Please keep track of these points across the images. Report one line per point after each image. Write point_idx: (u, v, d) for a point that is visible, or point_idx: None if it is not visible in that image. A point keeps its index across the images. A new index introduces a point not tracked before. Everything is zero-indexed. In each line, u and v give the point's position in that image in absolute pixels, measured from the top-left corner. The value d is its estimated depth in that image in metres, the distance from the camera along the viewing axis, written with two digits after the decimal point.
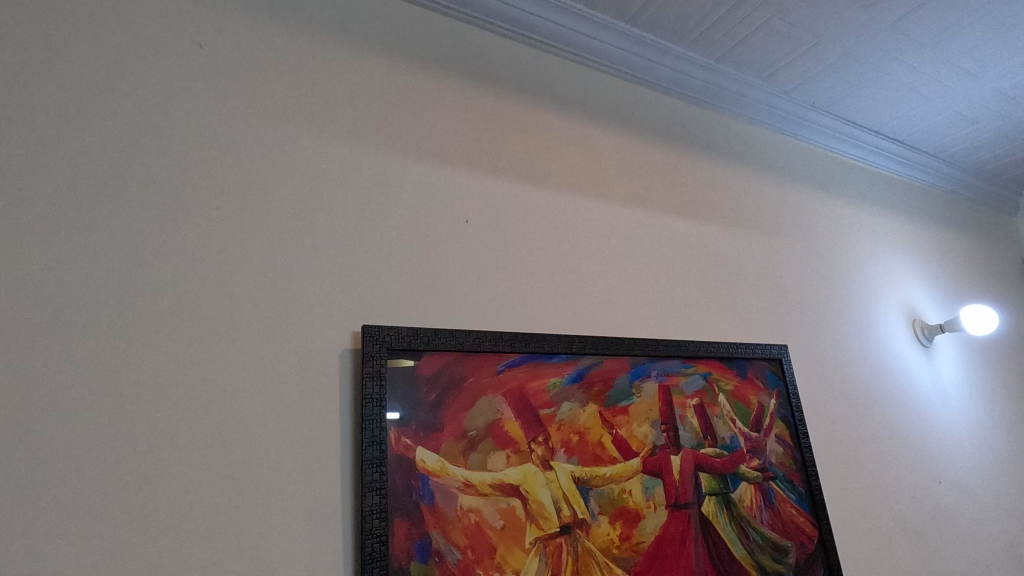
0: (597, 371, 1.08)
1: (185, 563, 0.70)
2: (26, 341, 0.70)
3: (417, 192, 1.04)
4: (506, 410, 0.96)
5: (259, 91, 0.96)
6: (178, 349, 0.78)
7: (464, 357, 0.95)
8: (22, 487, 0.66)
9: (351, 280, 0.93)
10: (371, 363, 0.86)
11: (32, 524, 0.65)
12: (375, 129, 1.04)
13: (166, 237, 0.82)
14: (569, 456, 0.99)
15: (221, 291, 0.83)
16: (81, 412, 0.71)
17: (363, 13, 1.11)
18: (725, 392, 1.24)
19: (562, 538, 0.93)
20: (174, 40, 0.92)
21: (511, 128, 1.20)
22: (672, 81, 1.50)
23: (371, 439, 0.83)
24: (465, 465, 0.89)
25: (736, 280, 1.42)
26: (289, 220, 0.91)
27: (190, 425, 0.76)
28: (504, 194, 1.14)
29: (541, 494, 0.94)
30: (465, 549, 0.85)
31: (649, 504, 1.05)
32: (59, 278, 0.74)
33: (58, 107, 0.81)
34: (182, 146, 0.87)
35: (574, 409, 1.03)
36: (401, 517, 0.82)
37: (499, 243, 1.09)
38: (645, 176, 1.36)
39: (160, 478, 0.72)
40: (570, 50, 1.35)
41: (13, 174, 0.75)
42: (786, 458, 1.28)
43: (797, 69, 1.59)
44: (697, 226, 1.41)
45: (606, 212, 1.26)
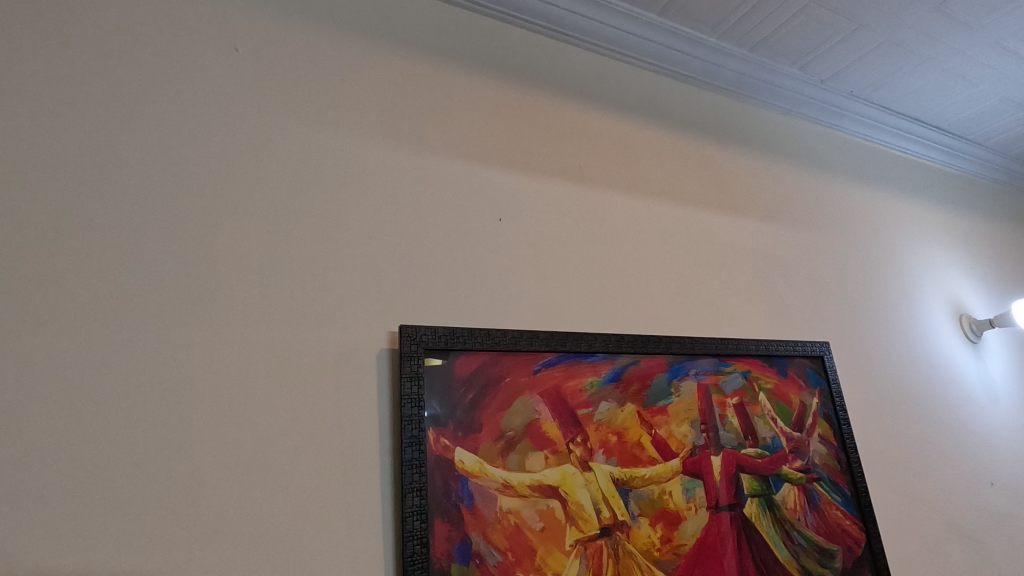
0: (634, 370, 1.06)
1: (230, 562, 0.71)
2: (75, 344, 0.72)
3: (451, 191, 1.03)
4: (544, 411, 0.94)
5: (293, 93, 0.96)
6: (221, 351, 0.79)
7: (500, 356, 0.94)
8: (74, 486, 0.67)
9: (387, 280, 0.93)
10: (409, 363, 0.86)
11: (83, 524, 0.66)
12: (408, 128, 1.04)
13: (206, 239, 0.83)
14: (608, 457, 0.97)
15: (261, 294, 0.84)
16: (129, 412, 0.72)
17: (393, 12, 1.11)
18: (766, 391, 1.21)
19: (602, 541, 0.92)
20: (212, 44, 0.93)
21: (541, 124, 1.19)
22: (704, 73, 1.46)
23: (410, 440, 0.82)
24: (503, 465, 0.88)
25: (775, 275, 1.38)
26: (326, 222, 0.91)
27: (233, 426, 0.76)
28: (537, 192, 1.12)
29: (581, 496, 0.92)
30: (505, 551, 0.84)
31: (690, 506, 1.02)
32: (107, 282, 0.76)
33: (101, 113, 0.82)
34: (220, 149, 0.88)
35: (612, 409, 1.01)
36: (441, 518, 0.81)
37: (533, 242, 1.08)
38: (678, 171, 1.33)
39: (204, 479, 0.73)
40: (599, 44, 1.32)
41: (61, 180, 0.77)
42: (830, 458, 1.24)
43: (835, 56, 1.53)
44: (734, 221, 1.37)
45: (639, 207, 1.24)
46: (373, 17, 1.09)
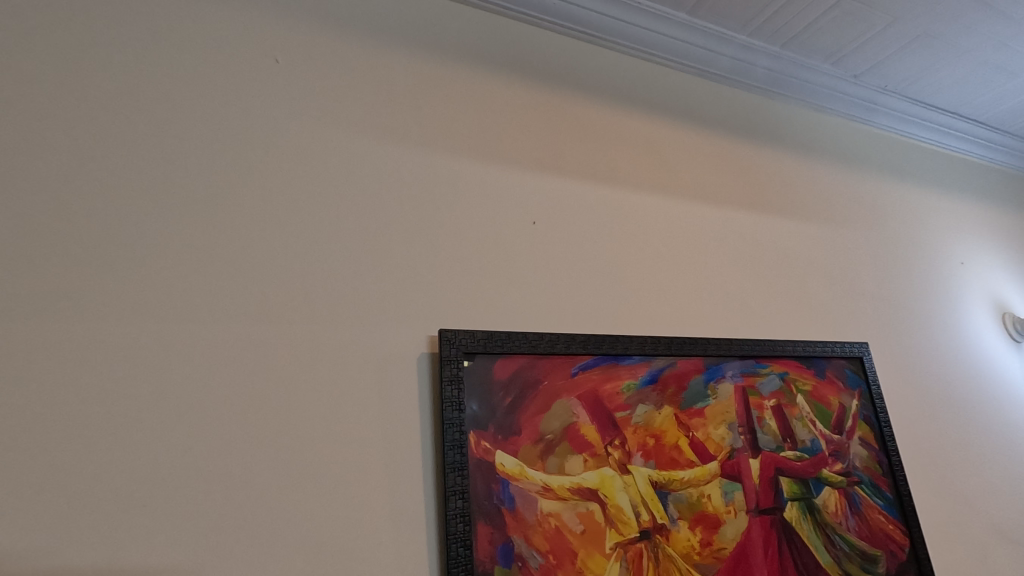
0: (671, 372, 1.05)
1: (280, 562, 0.73)
2: (132, 350, 0.75)
3: (486, 195, 1.04)
4: (582, 414, 0.95)
5: (331, 101, 0.98)
6: (267, 356, 0.81)
7: (538, 359, 0.95)
8: (133, 488, 0.70)
9: (424, 284, 0.94)
10: (449, 367, 0.87)
11: (142, 525, 0.69)
12: (443, 134, 1.05)
13: (251, 247, 0.85)
14: (646, 460, 0.97)
15: (304, 299, 0.85)
16: (183, 417, 0.74)
17: (426, 19, 1.12)
18: (804, 393, 1.19)
19: (642, 544, 0.92)
20: (253, 56, 0.95)
21: (572, 126, 1.19)
22: (735, 71, 1.45)
23: (452, 443, 0.83)
24: (543, 468, 0.88)
25: (810, 275, 1.36)
26: (365, 228, 0.93)
27: (280, 430, 0.78)
28: (570, 194, 1.12)
29: (620, 499, 0.92)
30: (547, 553, 0.84)
31: (729, 510, 1.01)
32: (160, 290, 0.78)
33: (150, 127, 0.85)
34: (263, 158, 0.90)
35: (650, 412, 1.01)
36: (483, 521, 0.82)
37: (568, 244, 1.08)
38: (710, 171, 1.32)
39: (254, 481, 0.75)
40: (629, 44, 1.31)
41: (115, 193, 0.80)
42: (871, 461, 1.21)
43: (870, 50, 1.50)
44: (768, 221, 1.35)
45: (671, 208, 1.23)
46: (405, 24, 1.10)
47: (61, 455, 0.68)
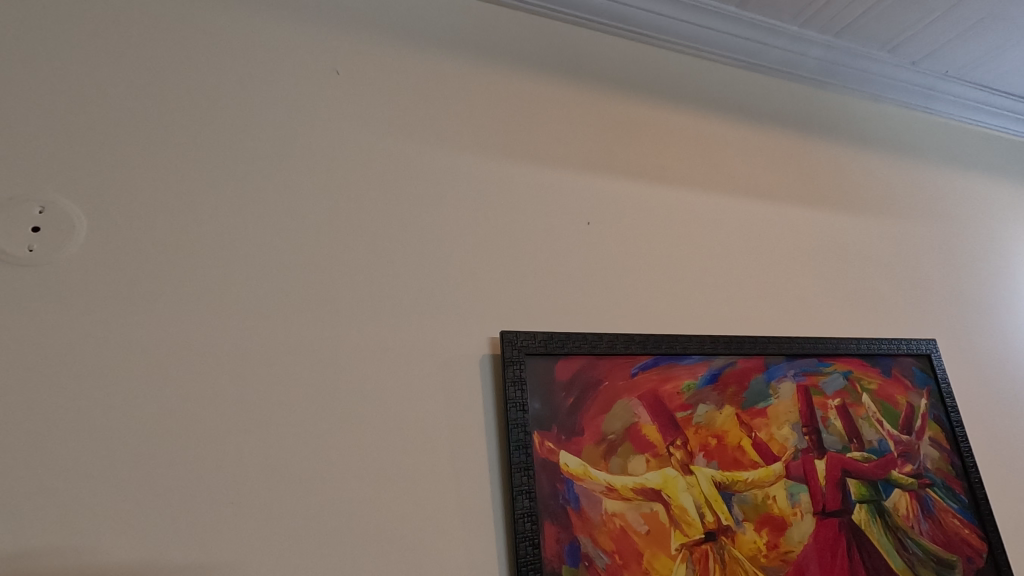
0: (731, 372, 1.04)
1: (356, 561, 0.75)
2: (211, 356, 0.78)
3: (540, 198, 1.05)
4: (643, 414, 0.94)
5: (388, 109, 1.00)
6: (337, 360, 0.83)
7: (597, 360, 0.95)
8: (217, 488, 0.73)
9: (483, 286, 0.95)
10: (512, 368, 0.88)
11: (227, 525, 0.72)
12: (497, 138, 1.06)
13: (318, 255, 0.87)
14: (709, 460, 0.96)
15: (369, 304, 0.87)
16: (261, 420, 0.77)
17: (477, 25, 1.13)
18: (870, 392, 1.15)
19: (707, 545, 0.91)
20: (314, 67, 0.98)
21: (622, 126, 1.18)
22: (787, 63, 1.41)
23: (517, 443, 0.84)
24: (606, 468, 0.88)
25: (871, 270, 1.31)
26: (425, 233, 0.94)
27: (351, 433, 0.80)
28: (623, 194, 1.12)
29: (684, 499, 0.92)
30: (613, 554, 0.84)
31: (796, 512, 0.99)
32: (236, 298, 0.81)
33: (221, 140, 0.88)
34: (327, 167, 0.92)
35: (711, 412, 0.99)
36: (549, 521, 0.83)
37: (622, 244, 1.08)
38: (763, 167, 1.29)
39: (329, 482, 0.77)
40: (678, 41, 1.30)
41: (192, 205, 0.83)
42: (944, 463, 1.17)
43: (930, 35, 1.45)
44: (825, 216, 1.32)
45: (725, 205, 1.21)
46: (457, 30, 1.11)
47: (152, 456, 0.72)
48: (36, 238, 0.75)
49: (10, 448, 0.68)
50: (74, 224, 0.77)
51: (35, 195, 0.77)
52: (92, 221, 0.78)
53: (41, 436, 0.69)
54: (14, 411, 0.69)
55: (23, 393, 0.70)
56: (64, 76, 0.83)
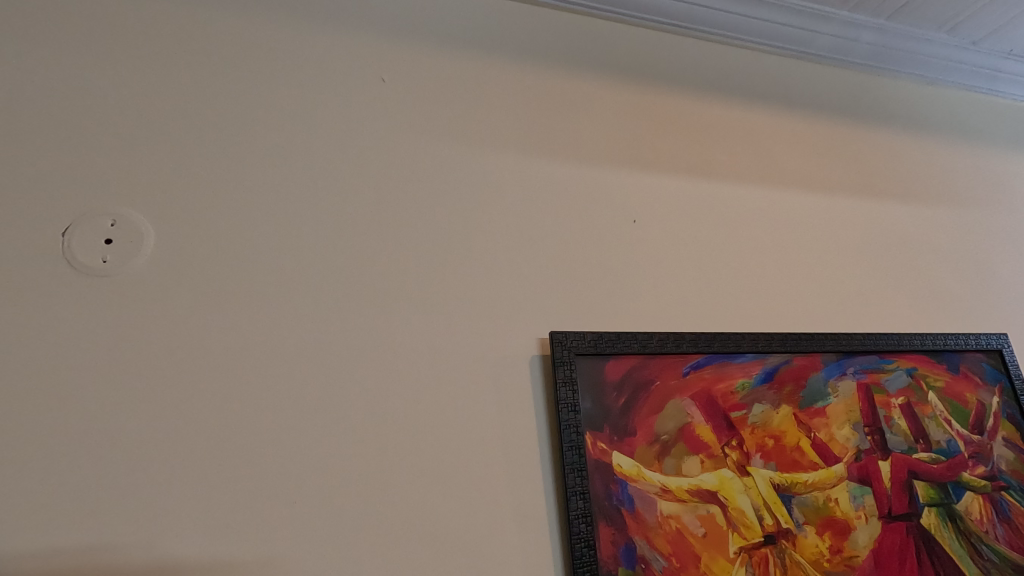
0: (787, 370, 1.01)
1: (415, 561, 0.76)
2: (270, 361, 0.80)
3: (585, 197, 1.04)
4: (696, 414, 0.92)
5: (433, 113, 1.01)
6: (389, 362, 0.84)
7: (648, 359, 0.93)
8: (281, 490, 0.75)
9: (530, 287, 0.95)
10: (562, 368, 0.87)
11: (290, 525, 0.74)
12: (540, 139, 1.06)
13: (368, 259, 0.89)
14: (767, 462, 0.93)
15: (419, 307, 0.88)
16: (319, 423, 0.79)
17: (517, 26, 1.13)
18: (936, 390, 1.10)
19: (767, 549, 0.88)
20: (360, 76, 0.99)
21: (666, 121, 1.16)
22: (837, 50, 1.36)
23: (570, 444, 0.84)
24: (660, 469, 0.87)
25: (933, 262, 1.25)
26: (472, 235, 0.95)
27: (405, 434, 0.81)
28: (669, 191, 1.10)
29: (741, 502, 0.89)
30: (669, 556, 0.83)
31: (860, 515, 0.95)
32: (292, 303, 0.84)
33: (275, 151, 0.91)
34: (375, 173, 0.94)
35: (767, 412, 0.97)
36: (604, 522, 0.82)
37: (669, 242, 1.06)
38: (814, 157, 1.25)
39: (385, 484, 0.78)
40: (721, 32, 1.27)
41: (249, 214, 0.86)
42: (1020, 465, 1.10)
43: (992, 14, 1.37)
44: (883, 207, 1.26)
45: (775, 199, 1.17)
46: (498, 31, 1.11)
47: (219, 458, 0.75)
48: (109, 250, 0.79)
49: (91, 450, 0.71)
50: (142, 235, 0.81)
51: (107, 209, 0.81)
52: (158, 232, 0.82)
53: (118, 438, 0.73)
54: (93, 415, 0.73)
55: (101, 398, 0.74)
56: (129, 94, 0.87)
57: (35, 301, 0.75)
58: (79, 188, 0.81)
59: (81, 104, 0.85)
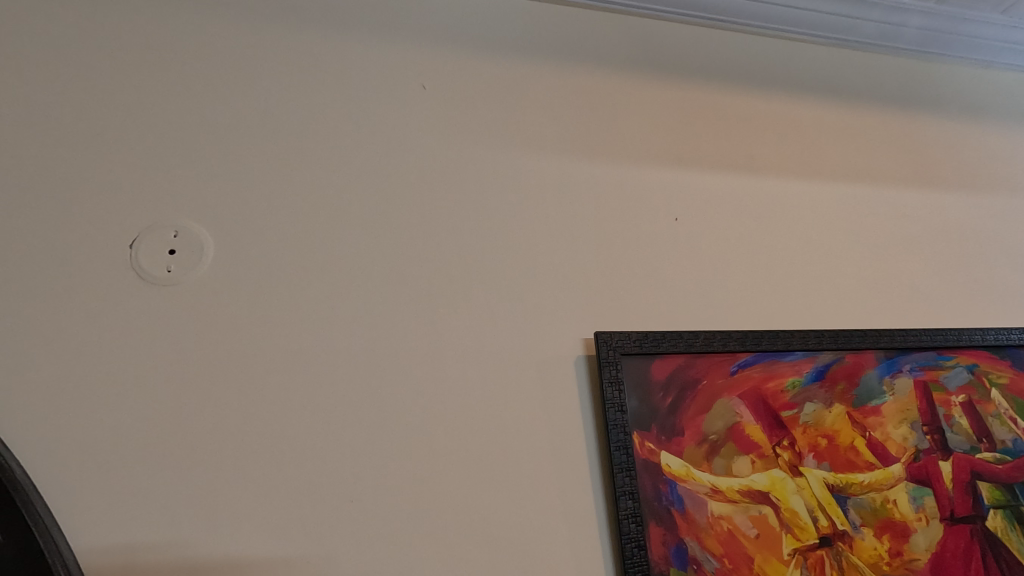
0: (839, 368, 0.98)
1: (468, 560, 0.77)
2: (324, 364, 0.83)
3: (626, 197, 1.04)
4: (745, 413, 0.91)
5: (473, 118, 1.02)
6: (437, 364, 0.86)
7: (695, 358, 0.92)
8: (337, 489, 0.77)
9: (574, 287, 0.95)
10: (608, 368, 0.87)
11: (348, 524, 0.76)
12: (579, 139, 1.06)
13: (414, 264, 0.91)
14: (820, 462, 0.91)
15: (465, 310, 0.90)
16: (371, 424, 0.81)
17: (553, 27, 1.13)
18: (1000, 387, 1.05)
19: (823, 551, 0.86)
20: (402, 84, 1.01)
21: (707, 117, 1.15)
22: (884, 36, 1.31)
23: (618, 444, 0.84)
24: (710, 470, 0.86)
25: (993, 253, 1.20)
26: (514, 238, 0.96)
27: (454, 436, 0.83)
28: (711, 188, 1.09)
29: (794, 502, 0.88)
30: (722, 558, 0.82)
31: (920, 517, 0.92)
32: (343, 309, 0.86)
33: (322, 160, 0.94)
34: (419, 179, 0.96)
35: (819, 410, 0.94)
36: (654, 523, 0.81)
37: (713, 240, 1.04)
38: (863, 149, 1.21)
39: (436, 483, 0.80)
40: (761, 24, 1.24)
41: (300, 223, 0.89)
42: None
43: None
44: (936, 198, 1.22)
45: (821, 193, 1.15)
46: (536, 34, 1.12)
47: (278, 459, 0.77)
48: (173, 261, 0.83)
49: (162, 451, 0.75)
50: (203, 246, 0.85)
51: (170, 221, 0.85)
52: (217, 242, 0.86)
53: (184, 439, 0.76)
54: (161, 416, 0.77)
55: (168, 400, 0.77)
56: (186, 112, 0.91)
57: (109, 311, 0.80)
58: (145, 203, 0.86)
59: (144, 124, 0.89)
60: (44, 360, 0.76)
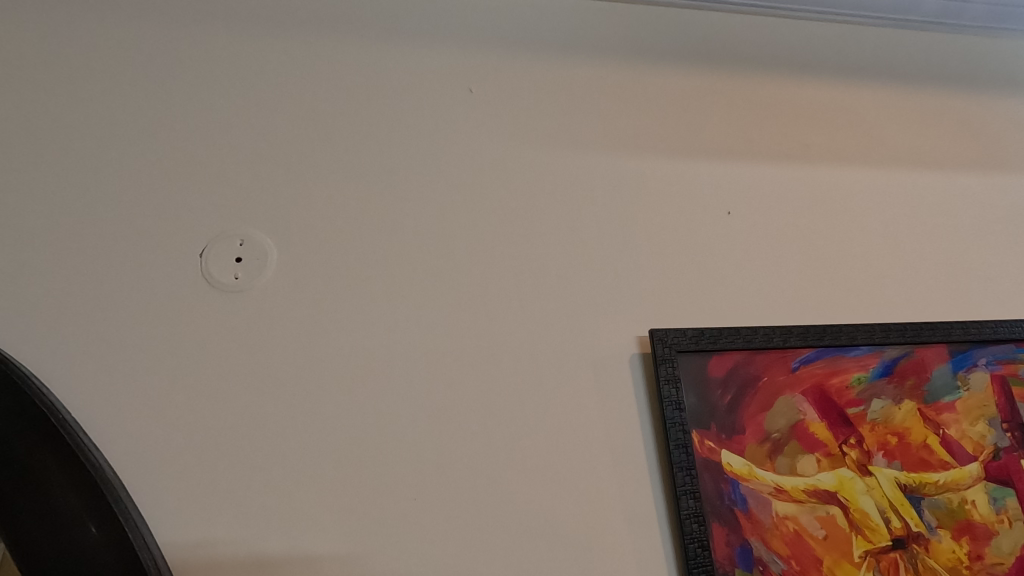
0: (908, 362, 0.94)
1: (529, 559, 0.78)
2: (383, 365, 0.85)
3: (677, 192, 1.02)
4: (809, 410, 0.88)
5: (520, 119, 1.03)
6: (492, 364, 0.87)
7: (754, 354, 0.90)
8: (399, 488, 0.79)
9: (626, 284, 0.94)
10: (664, 366, 0.86)
11: (411, 522, 0.77)
12: (628, 136, 1.05)
13: (467, 265, 0.92)
14: (890, 460, 0.88)
15: (518, 311, 0.90)
16: (430, 425, 0.82)
17: (597, 24, 1.13)
18: None
19: (897, 553, 0.83)
20: (449, 89, 1.03)
21: (757, 106, 1.12)
22: (946, 13, 1.25)
23: (677, 442, 0.82)
24: (773, 468, 0.84)
25: None
26: (565, 237, 0.96)
27: (511, 435, 0.83)
28: (765, 180, 1.06)
29: (864, 503, 0.84)
30: (788, 559, 0.80)
31: (1002, 519, 0.87)
32: (400, 311, 0.88)
33: (375, 167, 0.96)
34: (469, 182, 0.97)
35: (888, 407, 0.91)
36: (717, 523, 0.80)
37: (768, 233, 1.02)
38: (925, 132, 1.16)
39: (496, 483, 0.81)
40: (812, 8, 1.20)
41: (356, 228, 0.92)
42: None
43: None
44: (1009, 182, 1.15)
45: (882, 182, 1.10)
46: (581, 31, 1.11)
47: (342, 459, 0.80)
48: (240, 268, 0.87)
49: (235, 451, 0.78)
50: (267, 253, 0.88)
51: (235, 231, 0.89)
52: (279, 249, 0.89)
53: (254, 439, 0.79)
54: (233, 417, 0.80)
55: (239, 401, 0.81)
56: (248, 126, 0.96)
57: (183, 318, 0.84)
58: (212, 214, 0.90)
59: (210, 139, 0.94)
60: (124, 363, 0.81)
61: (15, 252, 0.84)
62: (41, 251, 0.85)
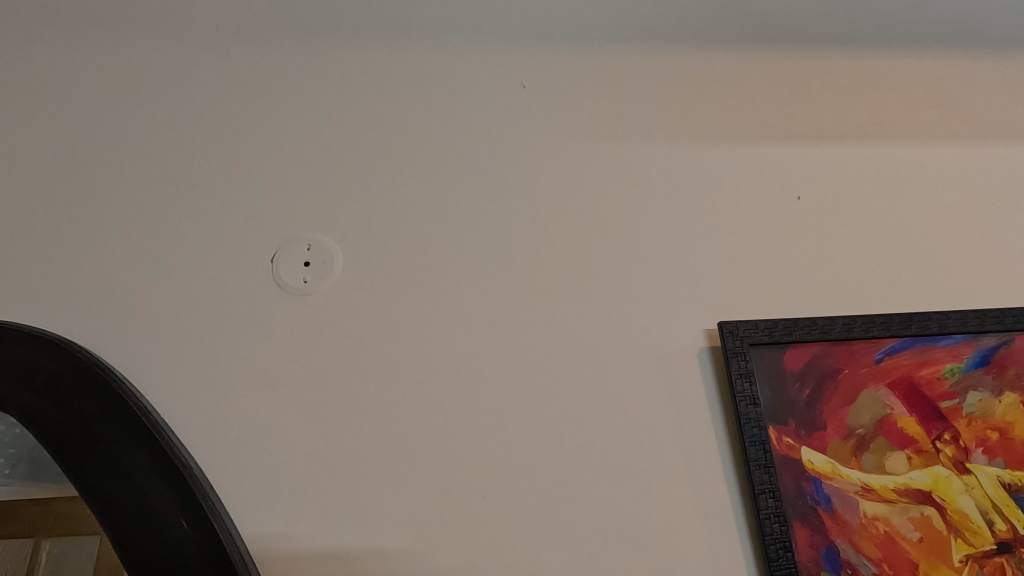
0: (1007, 351, 0.87)
1: (601, 556, 0.76)
2: (448, 364, 0.85)
3: (742, 179, 0.98)
4: (897, 404, 0.83)
5: (575, 114, 1.02)
6: (557, 361, 0.86)
7: (833, 346, 0.85)
8: (468, 485, 0.79)
9: (691, 277, 0.91)
10: (736, 359, 0.83)
11: (480, 519, 0.77)
12: (689, 123, 1.02)
13: (527, 262, 0.91)
14: (991, 457, 0.81)
15: (580, 306, 0.89)
16: (497, 422, 0.82)
17: None
18: None
19: (1003, 558, 0.76)
20: (503, 88, 1.03)
21: (825, 87, 1.07)
22: None
23: (754, 439, 0.79)
24: (859, 466, 0.79)
25: None
26: (626, 230, 0.94)
27: (578, 432, 0.82)
28: (837, 161, 1.00)
29: (963, 503, 0.78)
30: (880, 562, 0.75)
31: None
32: (462, 310, 0.88)
33: (433, 167, 0.97)
34: (526, 178, 0.97)
35: (987, 400, 0.84)
36: (800, 523, 0.76)
37: (842, 218, 0.96)
38: (1017, 103, 1.07)
39: (564, 480, 0.80)
40: None
41: (417, 229, 0.93)
42: None
43: None
44: None
45: (970, 158, 1.02)
46: None
47: (410, 456, 0.81)
48: (308, 272, 0.90)
49: (309, 449, 0.81)
50: (333, 256, 0.91)
51: (302, 235, 0.92)
52: (344, 252, 0.91)
53: (326, 437, 0.81)
54: (306, 416, 0.82)
55: (311, 401, 0.83)
56: (310, 135, 0.99)
57: (256, 321, 0.87)
58: (281, 220, 0.93)
59: (276, 150, 0.98)
60: (205, 366, 0.85)
61: (107, 264, 0.90)
62: (129, 262, 0.90)
